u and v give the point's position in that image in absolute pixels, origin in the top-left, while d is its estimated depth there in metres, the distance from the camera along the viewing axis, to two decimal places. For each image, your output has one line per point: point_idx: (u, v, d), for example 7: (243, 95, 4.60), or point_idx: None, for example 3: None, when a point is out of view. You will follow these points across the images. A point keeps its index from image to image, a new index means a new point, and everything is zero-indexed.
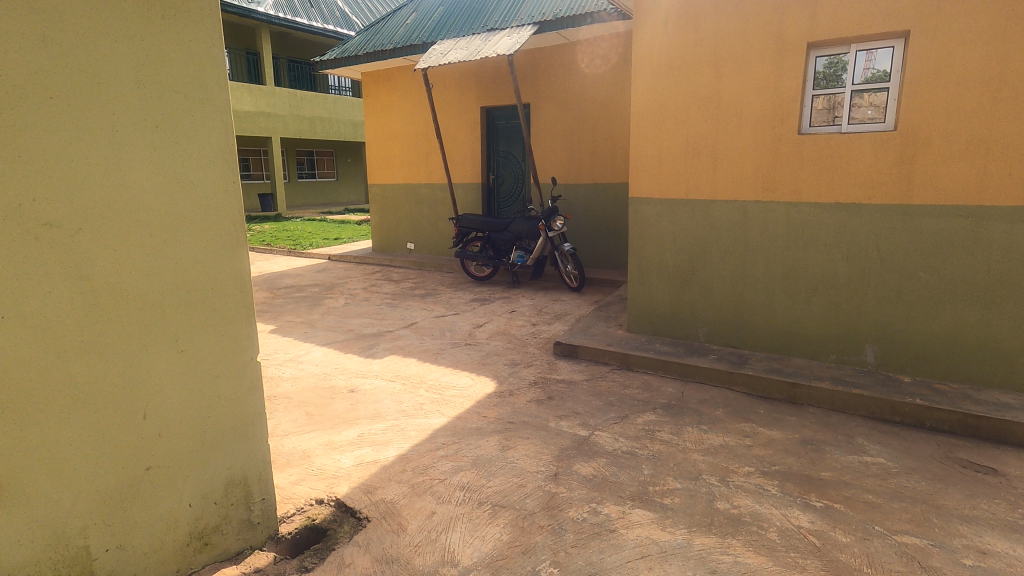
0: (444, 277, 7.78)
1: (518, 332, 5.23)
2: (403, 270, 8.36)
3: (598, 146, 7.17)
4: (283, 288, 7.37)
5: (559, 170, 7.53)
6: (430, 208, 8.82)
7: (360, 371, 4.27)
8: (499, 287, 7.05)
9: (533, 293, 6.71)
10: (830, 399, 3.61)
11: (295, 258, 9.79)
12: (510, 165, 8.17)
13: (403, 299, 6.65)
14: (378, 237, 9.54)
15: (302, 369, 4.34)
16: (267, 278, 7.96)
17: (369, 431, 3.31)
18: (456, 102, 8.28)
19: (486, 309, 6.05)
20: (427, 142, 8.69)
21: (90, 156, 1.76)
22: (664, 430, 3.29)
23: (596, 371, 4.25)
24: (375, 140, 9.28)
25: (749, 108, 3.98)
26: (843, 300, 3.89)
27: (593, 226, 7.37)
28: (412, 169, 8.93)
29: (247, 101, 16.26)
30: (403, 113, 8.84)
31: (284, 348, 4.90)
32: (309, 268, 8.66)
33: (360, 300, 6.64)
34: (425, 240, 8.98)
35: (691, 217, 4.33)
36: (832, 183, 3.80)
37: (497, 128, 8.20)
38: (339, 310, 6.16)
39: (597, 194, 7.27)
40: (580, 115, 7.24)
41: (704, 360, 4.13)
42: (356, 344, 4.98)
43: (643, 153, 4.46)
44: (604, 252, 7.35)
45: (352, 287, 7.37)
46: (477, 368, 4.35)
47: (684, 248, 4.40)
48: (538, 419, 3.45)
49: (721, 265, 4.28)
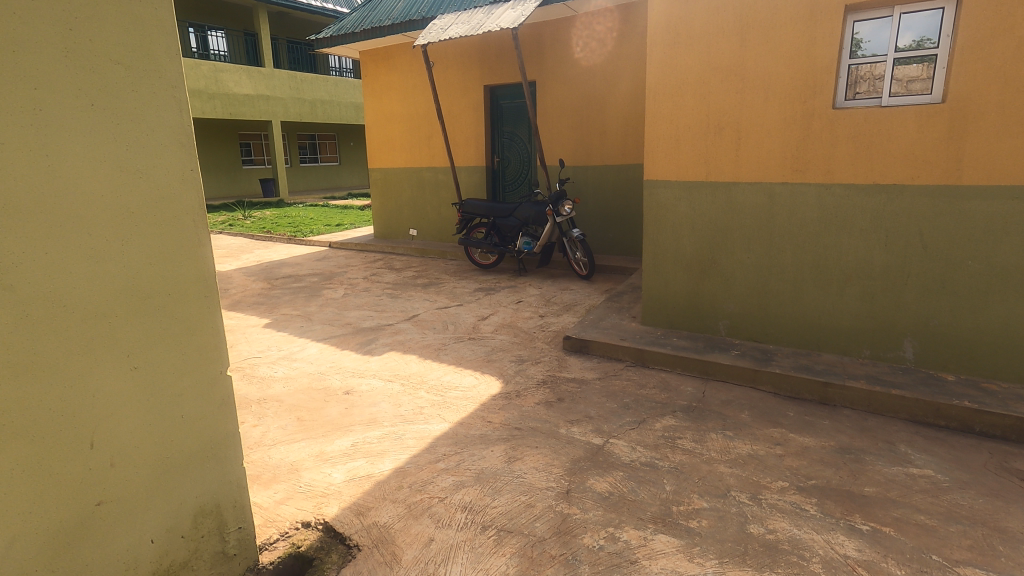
0: (447, 265, 7.48)
1: (525, 325, 4.94)
2: (405, 258, 8.06)
3: (609, 126, 6.81)
4: (281, 278, 7.11)
5: (566, 152, 7.18)
6: (433, 192, 8.49)
7: (356, 371, 4.00)
8: (505, 275, 6.75)
9: (541, 281, 6.41)
10: (866, 400, 3.30)
11: (295, 246, 9.50)
12: (516, 147, 7.81)
13: (405, 289, 6.36)
14: (380, 223, 9.25)
15: (295, 368, 4.08)
16: (265, 267, 7.69)
17: (364, 439, 3.05)
18: (458, 81, 7.90)
19: (491, 299, 5.75)
20: (428, 124, 8.33)
21: (13, 136, 1.44)
22: (686, 437, 3.01)
23: (609, 368, 3.96)
24: (375, 122, 8.93)
25: (778, 80, 3.61)
26: (879, 290, 3.56)
27: (603, 211, 7.03)
28: (414, 153, 8.59)
29: (245, 84, 15.88)
30: (404, 94, 8.47)
31: (277, 344, 4.63)
32: (308, 256, 8.38)
33: (360, 290, 6.36)
34: (428, 227, 8.67)
35: (712, 202, 3.99)
36: (869, 163, 3.45)
37: (502, 108, 7.82)
38: (337, 302, 5.89)
39: (606, 177, 6.92)
40: (589, 93, 6.86)
41: (727, 357, 3.82)
42: (354, 339, 4.70)
43: (659, 132, 4.10)
44: (615, 238, 7.02)
45: (352, 276, 7.09)
46: (482, 365, 4.07)
47: (704, 235, 4.07)
48: (547, 424, 3.18)
49: (743, 253, 3.95)
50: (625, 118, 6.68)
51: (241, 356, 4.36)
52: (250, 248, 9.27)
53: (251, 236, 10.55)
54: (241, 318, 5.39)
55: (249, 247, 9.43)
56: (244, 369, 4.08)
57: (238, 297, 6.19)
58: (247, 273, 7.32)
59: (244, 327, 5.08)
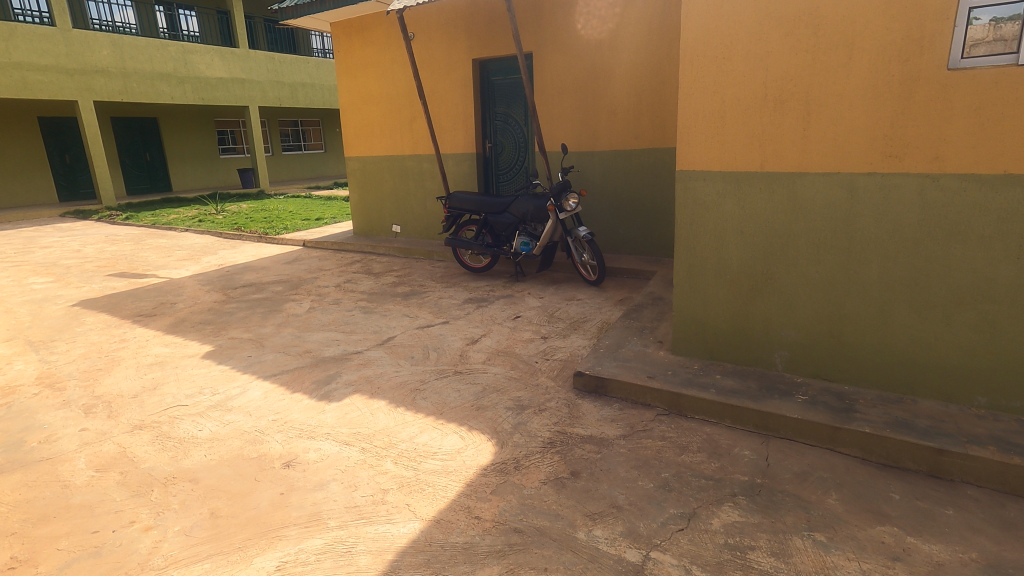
0: (433, 268, 6.52)
1: (525, 352, 3.99)
2: (387, 259, 7.09)
3: (618, 105, 5.82)
4: (240, 287, 6.12)
5: (568, 136, 6.19)
6: (417, 184, 7.50)
7: (303, 429, 3.05)
8: (499, 281, 5.80)
9: (542, 289, 5.46)
10: (999, 475, 2.38)
11: (265, 246, 8.50)
12: (511, 131, 6.81)
13: (382, 301, 5.40)
14: (359, 218, 8.26)
15: (227, 424, 3.13)
16: (224, 273, 6.70)
17: (297, 556, 2.12)
18: (443, 55, 6.87)
19: (483, 315, 4.80)
20: (410, 106, 7.31)
21: None
22: (760, 546, 2.09)
23: (637, 421, 3.03)
24: (349, 105, 7.89)
25: (868, 32, 2.64)
26: (1003, 318, 2.63)
27: (612, 203, 6.08)
28: (395, 139, 7.57)
29: (218, 66, 14.75)
30: (381, 71, 7.43)
31: (212, 384, 3.67)
32: (277, 258, 7.39)
33: (330, 302, 5.40)
34: (413, 223, 7.68)
35: (769, 199, 3.03)
36: (997, 144, 2.49)
37: (494, 86, 6.80)
38: (299, 319, 4.93)
39: (616, 164, 5.96)
40: (595, 66, 5.86)
41: (791, 405, 2.89)
42: (311, 376, 3.75)
43: (697, 106, 3.12)
44: (626, 235, 6.09)
45: (323, 284, 6.11)
46: (470, 416, 3.14)
47: (756, 242, 3.13)
48: (559, 522, 2.26)
49: (810, 265, 3.01)
50: (638, 95, 5.69)
51: (162, 403, 3.40)
52: (214, 250, 8.25)
53: (219, 234, 9.51)
54: (179, 344, 4.42)
55: (213, 248, 8.42)
56: (159, 426, 3.12)
57: (184, 314, 5.22)
58: (203, 281, 6.34)
59: (178, 359, 4.11)
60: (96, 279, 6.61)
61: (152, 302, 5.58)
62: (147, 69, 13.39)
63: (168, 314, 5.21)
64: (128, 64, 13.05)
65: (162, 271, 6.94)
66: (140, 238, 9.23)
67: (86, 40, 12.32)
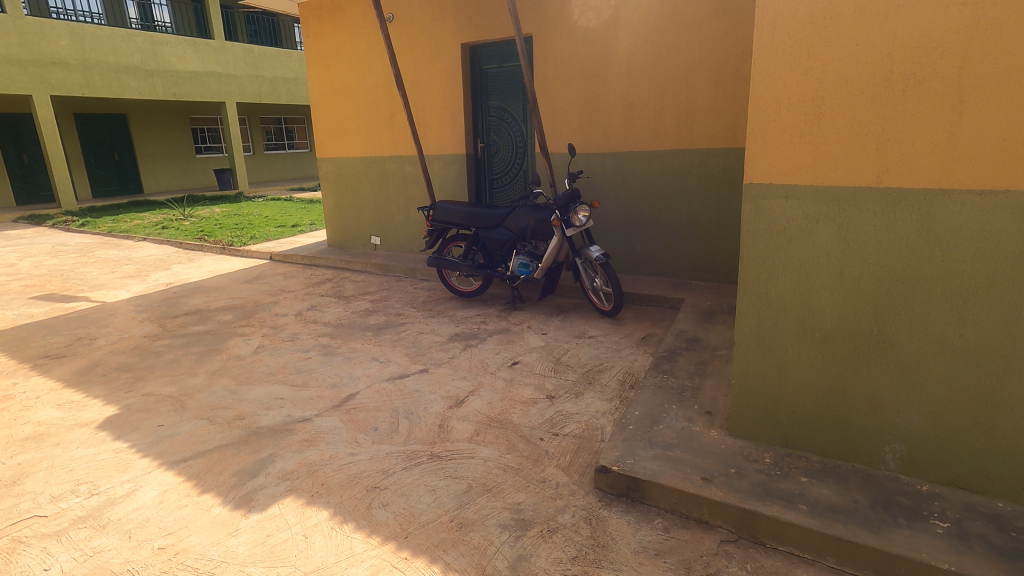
0: (415, 291, 5.52)
1: (525, 422, 3.00)
2: (362, 278, 6.10)
3: (637, 97, 4.84)
4: (182, 315, 5.09)
5: (575, 135, 5.20)
6: (399, 190, 6.51)
7: (198, 570, 2.05)
8: (493, 310, 4.81)
9: (545, 321, 4.48)
10: None
11: (226, 259, 7.46)
12: (507, 128, 5.82)
13: (349, 336, 4.39)
14: (333, 228, 7.24)
15: (89, 560, 2.11)
16: (169, 296, 5.66)
17: None
18: (427, 40, 5.87)
19: (471, 361, 3.81)
20: (390, 100, 6.31)
21: None
22: None
23: (694, 557, 2.05)
24: (320, 97, 6.87)
25: None
26: None
27: (628, 215, 5.12)
28: (372, 137, 6.56)
29: (191, 59, 13.68)
30: (356, 59, 6.42)
31: (95, 476, 2.65)
32: (236, 276, 6.37)
33: (284, 338, 4.39)
34: (394, 234, 6.69)
35: (886, 227, 2.06)
36: None
37: (486, 76, 5.82)
38: (241, 365, 3.91)
39: (632, 169, 5.00)
40: (607, 51, 4.88)
41: (929, 541, 1.91)
42: (234, 462, 2.74)
43: (779, 88, 2.15)
44: (644, 253, 5.13)
45: (282, 312, 5.10)
46: (448, 544, 2.15)
47: (863, 288, 2.16)
48: None
49: (949, 326, 2.04)
50: (660, 84, 4.72)
51: (11, 515, 2.38)
52: (168, 265, 7.21)
53: (179, 244, 8.45)
54: (77, 404, 3.40)
55: (167, 261, 7.37)
56: None
57: (100, 354, 4.19)
58: (140, 307, 5.31)
59: (65, 430, 3.09)
60: (14, 303, 5.56)
61: (67, 337, 4.55)
62: (110, 61, 12.31)
63: (80, 355, 4.18)
64: (89, 56, 11.96)
65: (97, 293, 5.91)
66: (87, 250, 8.14)
67: (41, 29, 11.20)
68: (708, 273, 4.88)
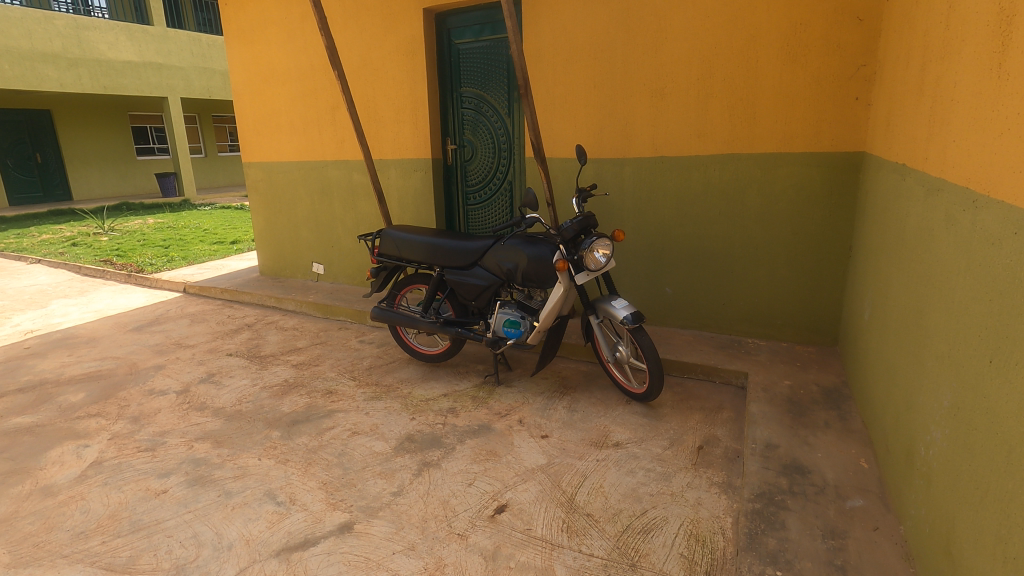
0: (360, 349, 3.98)
1: None
2: (294, 324, 4.55)
3: (672, 81, 3.39)
4: (12, 392, 3.47)
5: (581, 134, 3.74)
6: (346, 205, 4.97)
7: None
8: (466, 387, 3.31)
9: (545, 411, 2.98)
10: None
11: (128, 290, 5.82)
12: (486, 124, 4.33)
13: (245, 439, 2.85)
14: (265, 252, 5.66)
15: None
16: (13, 357, 4.03)
17: None
18: (377, 6, 4.34)
19: (427, 504, 2.29)
20: (331, 87, 4.77)
21: None
22: None
23: None
24: (243, 84, 5.29)
25: None
26: None
27: (655, 244, 3.69)
28: (311, 136, 5.01)
29: (125, 47, 11.97)
30: (287, 33, 4.86)
31: None
32: (126, 321, 4.76)
33: (140, 446, 2.81)
34: (341, 261, 5.15)
35: None
36: None
37: (459, 54, 4.32)
38: (40, 514, 2.32)
39: (663, 181, 3.56)
40: (628, 13, 3.43)
41: None
42: None
43: None
44: (678, 297, 3.70)
45: (162, 385, 3.53)
46: None
47: None
48: None
49: None
50: (707, 59, 3.28)
51: None
52: (47, 300, 5.53)
53: (77, 269, 6.74)
54: None
55: (48, 295, 5.69)
56: None
57: None
58: None
59: None
60: None
61: None
62: (24, 47, 10.52)
63: None
64: None
65: None
66: None
67: None
68: (771, 328, 3.47)
